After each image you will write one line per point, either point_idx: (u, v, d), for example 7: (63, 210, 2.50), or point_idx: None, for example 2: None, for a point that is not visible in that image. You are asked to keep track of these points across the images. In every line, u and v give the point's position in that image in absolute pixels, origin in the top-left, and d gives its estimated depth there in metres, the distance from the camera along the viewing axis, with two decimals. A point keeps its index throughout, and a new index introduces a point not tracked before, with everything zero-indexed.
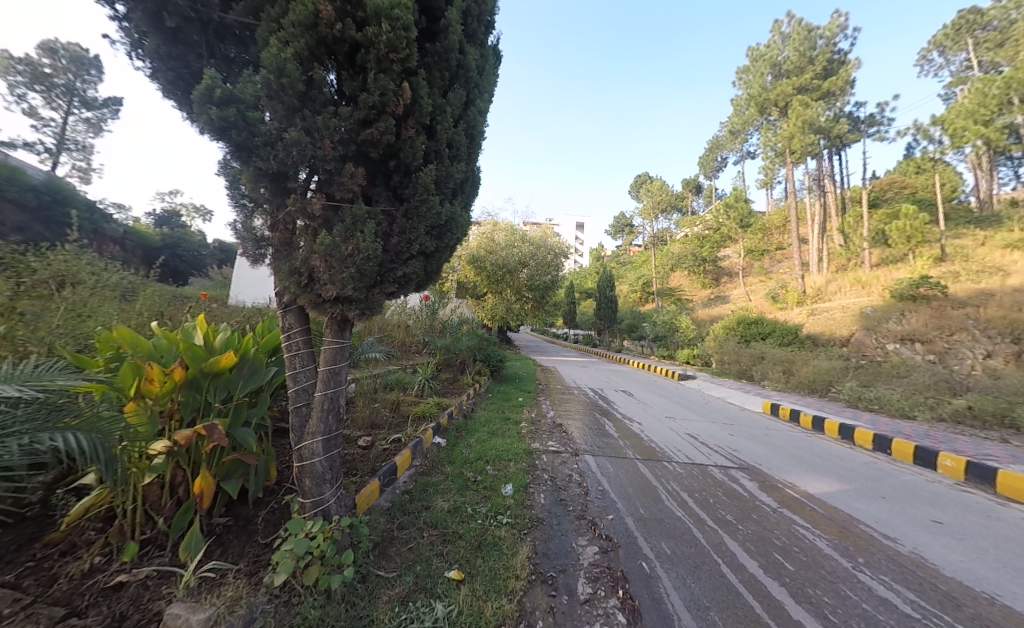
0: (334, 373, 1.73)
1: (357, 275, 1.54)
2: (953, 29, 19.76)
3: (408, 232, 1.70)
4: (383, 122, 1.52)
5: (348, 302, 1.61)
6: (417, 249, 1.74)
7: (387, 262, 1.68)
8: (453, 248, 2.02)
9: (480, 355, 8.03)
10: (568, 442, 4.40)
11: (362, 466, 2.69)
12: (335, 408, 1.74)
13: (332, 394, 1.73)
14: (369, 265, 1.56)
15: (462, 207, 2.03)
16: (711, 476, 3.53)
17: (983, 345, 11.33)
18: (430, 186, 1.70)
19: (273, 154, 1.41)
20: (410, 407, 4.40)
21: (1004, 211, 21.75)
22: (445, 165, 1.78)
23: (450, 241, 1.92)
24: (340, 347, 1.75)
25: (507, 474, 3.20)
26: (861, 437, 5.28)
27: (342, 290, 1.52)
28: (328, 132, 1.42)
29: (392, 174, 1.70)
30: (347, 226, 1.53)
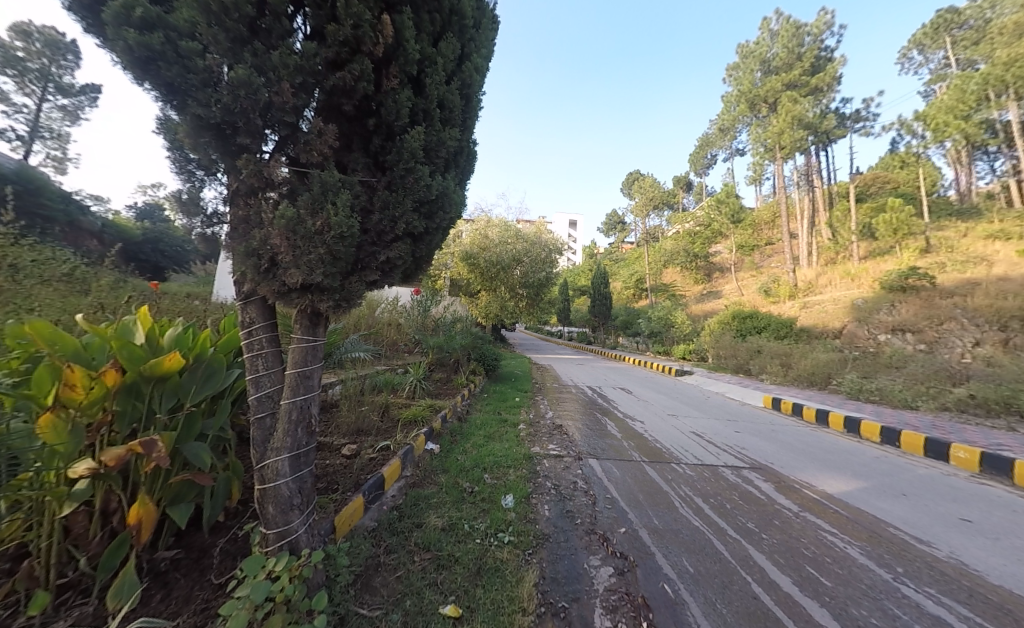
0: (304, 376, 1.44)
1: (328, 257, 1.25)
2: (931, 28, 20.10)
3: (393, 208, 1.42)
4: (357, 64, 1.25)
5: (318, 290, 1.32)
6: (403, 229, 1.46)
7: (366, 242, 1.39)
8: (444, 231, 1.74)
9: (475, 354, 7.79)
10: (570, 445, 4.15)
11: (344, 480, 2.40)
12: (306, 418, 1.45)
13: (303, 401, 1.44)
14: (342, 247, 1.27)
15: (455, 182, 1.76)
16: (725, 478, 3.32)
17: (972, 333, 11.39)
18: (417, 152, 1.42)
19: (213, 99, 1.12)
20: (400, 410, 4.12)
21: (982, 203, 22.21)
22: (435, 130, 1.51)
23: (443, 220, 1.64)
24: (312, 347, 1.46)
25: (507, 484, 2.95)
26: (867, 430, 5.10)
27: (309, 275, 1.23)
28: (285, 71, 1.15)
29: (371, 135, 1.43)
30: (314, 196, 1.24)
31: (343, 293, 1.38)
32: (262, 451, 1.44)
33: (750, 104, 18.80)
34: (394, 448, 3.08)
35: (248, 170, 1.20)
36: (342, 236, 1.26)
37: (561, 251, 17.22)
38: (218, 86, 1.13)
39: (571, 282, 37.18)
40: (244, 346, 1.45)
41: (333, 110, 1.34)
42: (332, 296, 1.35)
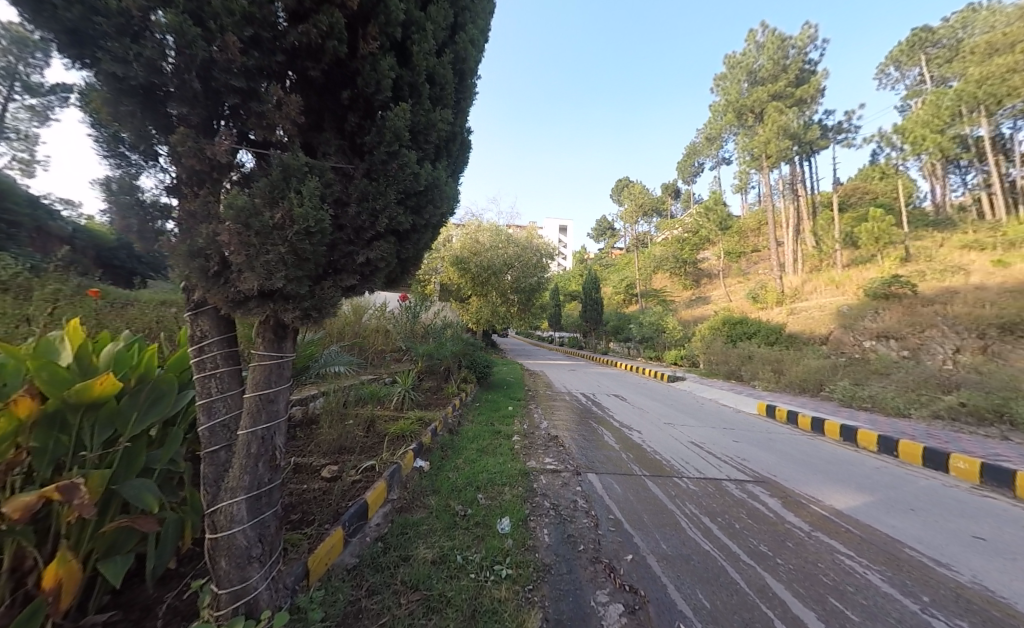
0: (267, 400, 1.31)
1: (292, 257, 1.07)
2: (907, 45, 20.78)
3: (373, 199, 1.25)
4: (324, 16, 1.07)
5: (285, 298, 1.15)
6: (385, 225, 1.28)
7: (341, 240, 1.22)
8: (434, 227, 1.56)
9: (466, 361, 7.59)
10: (567, 458, 3.96)
11: (322, 510, 2.17)
12: (268, 452, 1.31)
13: (267, 429, 1.31)
14: (310, 243, 1.10)
15: (447, 173, 1.58)
16: (729, 494, 3.17)
17: (953, 340, 11.62)
18: (402, 133, 1.25)
19: (133, 52, 0.96)
20: (387, 424, 3.88)
21: (956, 214, 23.03)
22: (424, 108, 1.34)
23: (433, 215, 1.46)
24: (276, 365, 1.33)
25: (502, 505, 2.75)
26: (864, 439, 5.04)
27: (271, 279, 1.06)
28: (229, 19, 0.97)
29: (347, 112, 1.27)
30: (275, 185, 1.06)
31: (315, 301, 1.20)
32: (215, 488, 1.30)
33: (736, 114, 19.11)
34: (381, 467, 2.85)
35: (182, 148, 1.03)
36: (309, 232, 1.09)
37: (552, 256, 17.14)
38: (140, 40, 0.97)
39: (562, 287, 37.21)
40: (194, 368, 1.31)
41: (299, 77, 1.17)
42: (298, 303, 1.17)
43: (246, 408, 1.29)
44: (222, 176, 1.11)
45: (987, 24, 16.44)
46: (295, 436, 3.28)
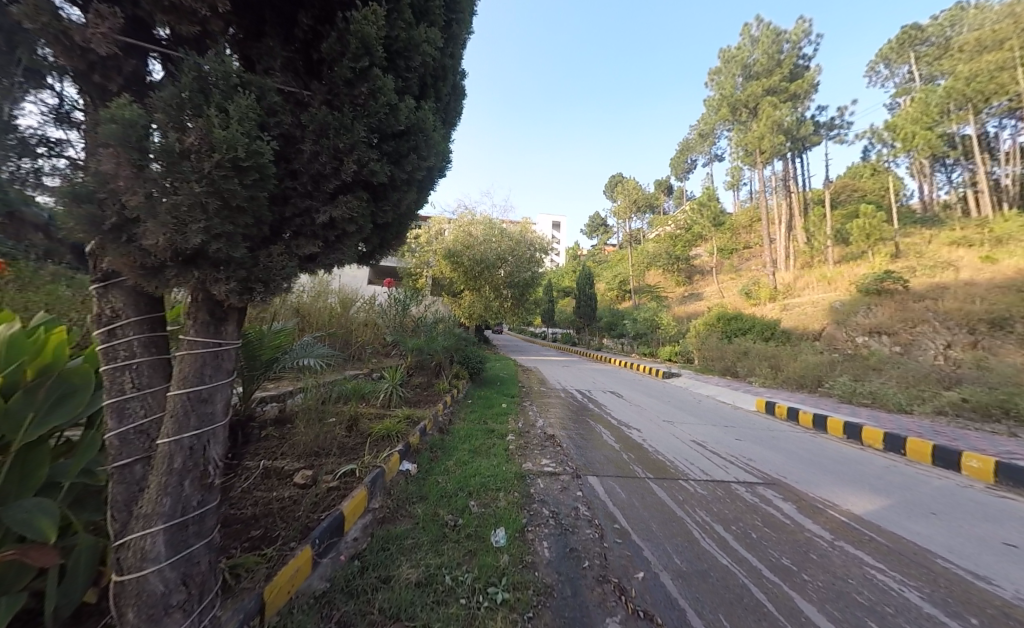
0: (200, 398, 1.05)
1: (223, 206, 0.86)
2: (897, 43, 20.82)
3: (343, 133, 1.05)
4: None
5: (230, 264, 0.96)
6: (355, 170, 1.09)
7: (294, 192, 1.05)
8: (417, 187, 1.34)
9: (458, 357, 7.34)
10: (566, 459, 3.71)
11: (287, 523, 1.87)
12: (199, 466, 1.06)
13: (198, 436, 1.05)
14: (247, 183, 0.88)
15: (434, 116, 1.40)
16: (742, 499, 2.95)
17: (944, 336, 11.68)
18: (375, 45, 1.06)
19: None
20: (371, 423, 3.60)
21: (943, 211, 23.36)
22: (402, 21, 1.15)
23: (417, 165, 1.28)
24: (210, 354, 1.08)
25: (497, 514, 2.48)
26: (869, 436, 4.89)
27: (184, 228, 0.83)
28: None
29: (297, 10, 1.07)
30: (183, 106, 0.83)
31: (259, 264, 1.00)
32: (128, 512, 1.04)
33: (730, 109, 18.95)
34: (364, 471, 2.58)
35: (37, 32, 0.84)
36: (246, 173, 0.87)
37: (546, 251, 16.86)
38: None
39: (555, 282, 37.04)
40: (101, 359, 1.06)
41: None
42: (232, 266, 0.96)
43: (169, 411, 1.03)
44: (107, 78, 0.97)
45: (976, 22, 16.53)
46: (269, 436, 2.97)
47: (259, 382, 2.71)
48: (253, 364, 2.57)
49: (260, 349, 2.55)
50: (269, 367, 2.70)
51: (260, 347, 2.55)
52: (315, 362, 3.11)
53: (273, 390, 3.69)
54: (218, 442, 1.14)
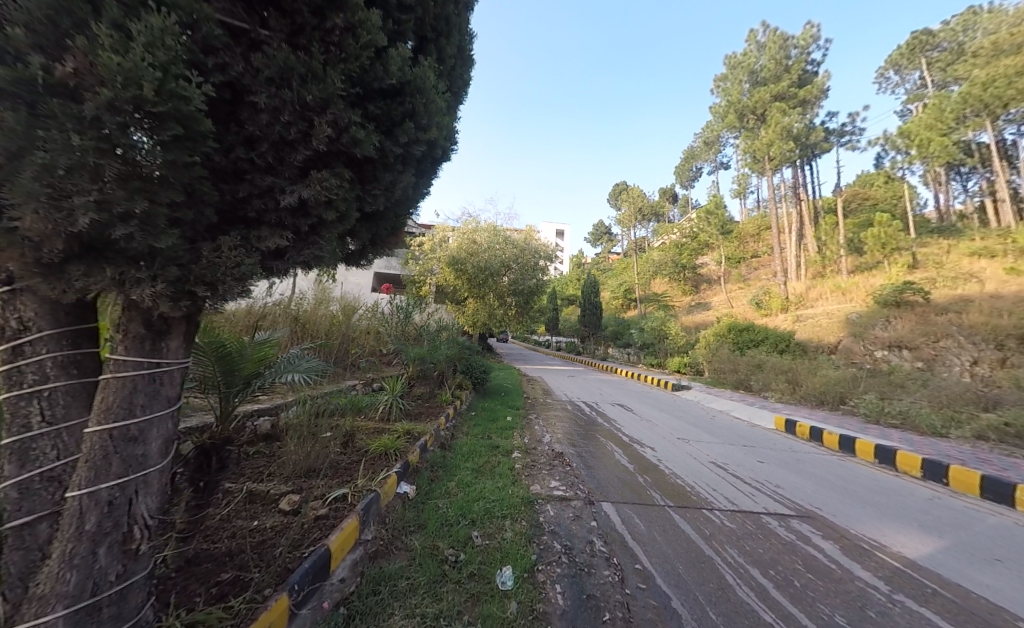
0: (123, 438, 1.03)
1: (126, 173, 0.84)
2: (906, 50, 20.42)
3: (325, 93, 1.11)
4: None
5: (158, 256, 0.93)
6: (326, 133, 1.13)
7: (249, 166, 1.11)
8: (408, 172, 1.46)
9: (461, 366, 7.11)
10: (577, 482, 3.44)
11: (270, 554, 1.65)
12: (122, 533, 1.04)
13: (118, 488, 1.03)
14: (175, 143, 0.89)
15: (435, 72, 1.47)
16: (777, 535, 2.64)
17: (969, 352, 11.16)
18: None
19: None
20: (368, 440, 3.39)
21: (960, 220, 22.81)
22: None
23: (413, 135, 1.38)
24: (134, 386, 1.06)
25: (502, 549, 2.21)
26: (905, 462, 4.53)
27: (63, 201, 0.80)
28: None
29: None
30: (59, 24, 0.80)
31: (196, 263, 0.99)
32: (22, 591, 1.03)
33: (737, 116, 18.69)
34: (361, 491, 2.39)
35: None
36: (179, 139, 0.90)
37: (551, 258, 16.62)
38: None
39: (560, 291, 36.74)
40: (5, 383, 1.04)
41: None
42: (156, 270, 0.93)
43: (87, 455, 1.01)
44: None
45: (990, 27, 16.22)
46: (253, 454, 2.74)
47: (238, 398, 2.50)
48: (231, 378, 2.35)
49: (240, 362, 2.33)
50: (250, 380, 2.49)
51: (238, 361, 2.32)
52: (303, 375, 2.88)
53: (258, 404, 3.44)
54: (150, 495, 1.12)
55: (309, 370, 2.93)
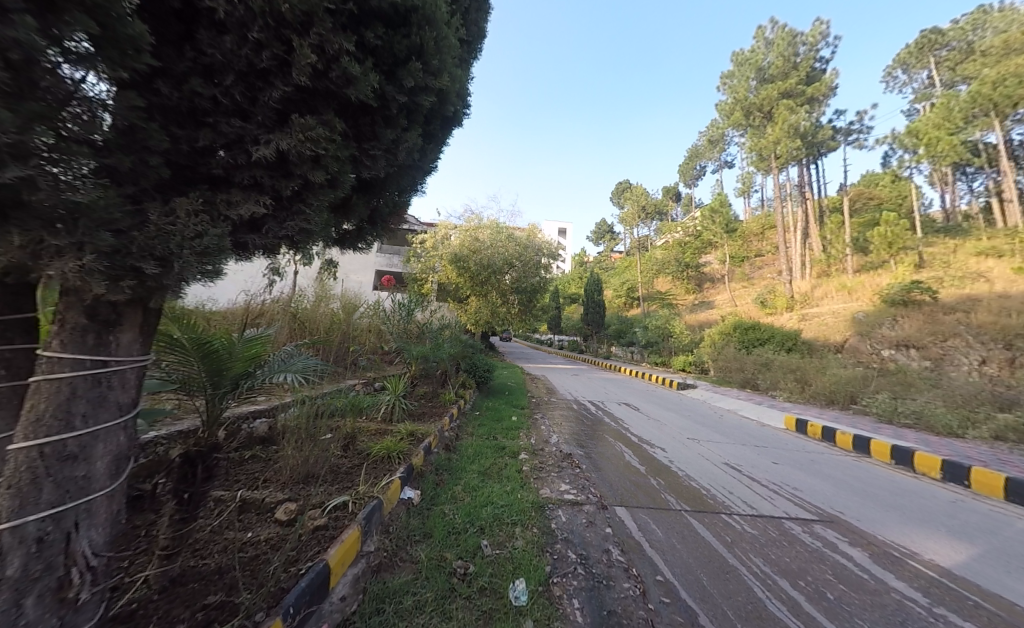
0: (57, 457, 1.00)
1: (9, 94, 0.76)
2: (915, 48, 20.18)
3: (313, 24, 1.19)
4: None
5: (84, 219, 0.89)
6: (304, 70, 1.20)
7: (204, 104, 1.16)
8: (405, 129, 1.65)
9: (464, 365, 7.01)
10: (588, 485, 3.30)
11: (267, 569, 1.52)
12: (56, 580, 0.98)
13: (50, 521, 0.98)
14: (103, 56, 0.87)
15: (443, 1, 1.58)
16: (803, 543, 2.50)
17: (978, 351, 10.99)
18: None
19: None
20: (370, 442, 3.29)
21: (965, 220, 22.61)
22: None
23: (414, 78, 1.54)
24: (64, 393, 1.03)
25: (514, 559, 2.08)
26: (923, 463, 4.39)
27: None
28: None
29: None
30: None
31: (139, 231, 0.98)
32: None
33: (743, 113, 18.49)
34: (364, 498, 2.28)
35: None
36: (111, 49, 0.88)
37: (554, 256, 16.48)
38: None
39: (562, 289, 36.59)
40: None
41: None
42: (80, 236, 0.89)
43: (14, 479, 0.96)
44: None
45: (1001, 25, 16.00)
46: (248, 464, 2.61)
47: (228, 400, 2.34)
48: (221, 378, 2.17)
49: (231, 362, 2.15)
50: (242, 378, 2.33)
51: (227, 361, 2.13)
52: (297, 375, 2.70)
53: (248, 409, 3.25)
54: (93, 529, 1.10)
55: (304, 369, 2.76)
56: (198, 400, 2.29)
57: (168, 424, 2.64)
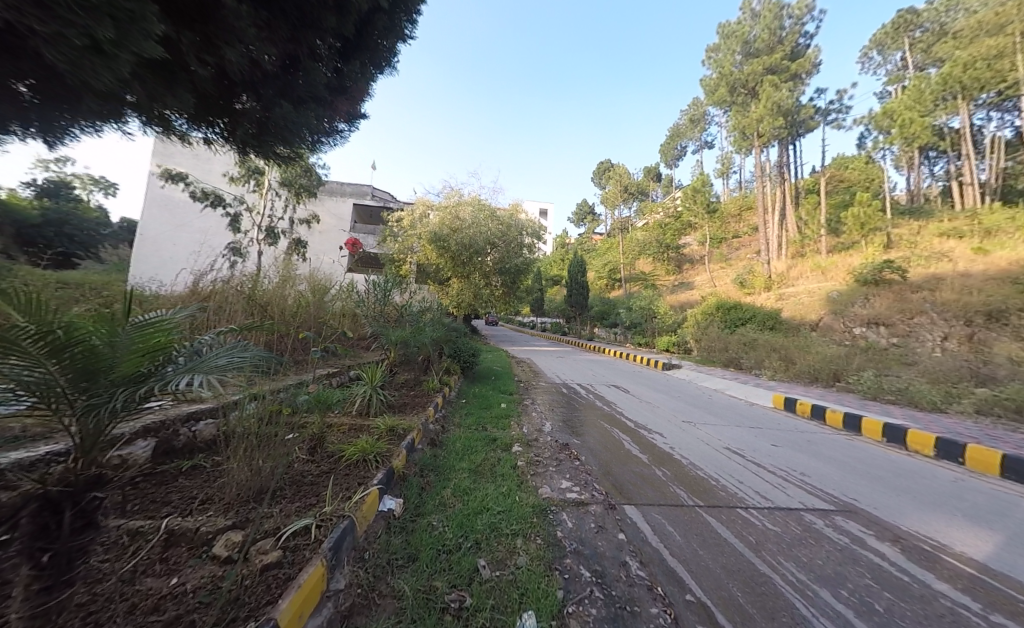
0: None
1: None
2: (891, 28, 20.22)
3: None
4: None
5: None
6: None
7: None
8: None
9: (448, 349, 6.63)
10: (591, 480, 3.01)
11: None
12: None
13: None
14: None
15: None
16: (830, 540, 2.28)
17: (941, 328, 11.39)
18: None
19: None
20: (344, 443, 2.88)
21: (930, 202, 23.42)
22: None
23: None
24: None
25: (518, 585, 1.73)
26: (915, 440, 4.36)
27: None
28: None
29: None
30: None
31: None
32: None
33: (728, 89, 18.20)
34: (331, 521, 1.94)
35: None
36: None
37: (538, 236, 16.01)
38: None
39: (544, 270, 36.42)
40: None
41: None
42: None
43: None
44: None
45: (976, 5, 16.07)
46: (184, 486, 2.18)
47: (120, 412, 1.45)
48: (96, 385, 1.32)
49: (116, 358, 1.33)
50: (137, 377, 1.49)
51: (107, 355, 1.31)
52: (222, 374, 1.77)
53: (182, 413, 2.76)
54: None
55: (233, 364, 1.81)
56: (61, 414, 1.36)
57: (59, 441, 2.11)
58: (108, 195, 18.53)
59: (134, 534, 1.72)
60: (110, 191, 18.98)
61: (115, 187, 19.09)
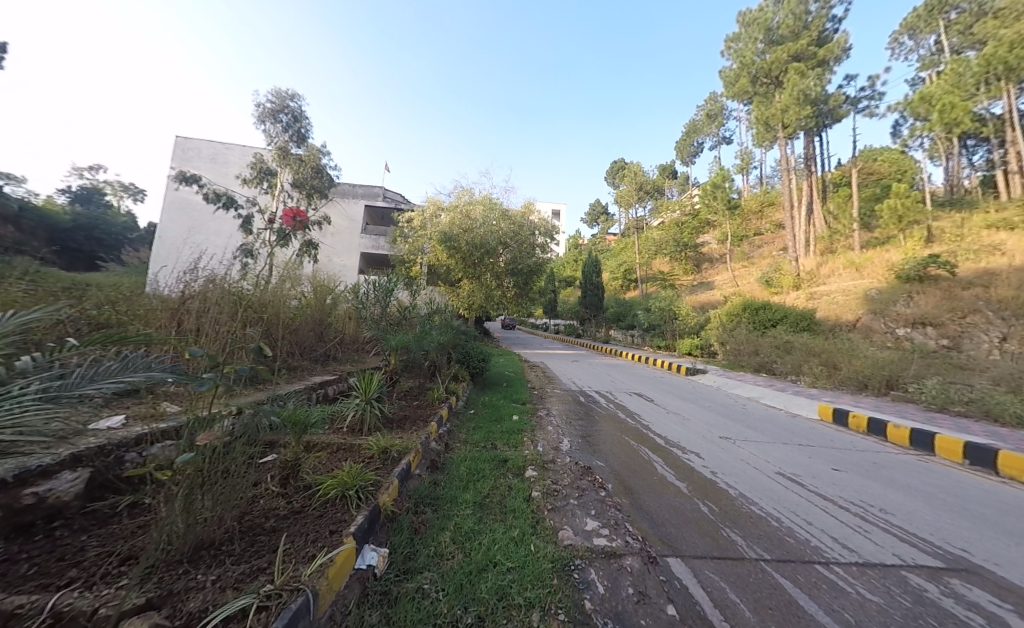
0: None
1: None
2: (924, 10, 18.98)
3: None
4: None
5: None
6: None
7: None
8: None
9: (457, 355, 6.19)
10: (625, 520, 2.47)
11: None
12: None
13: None
14: None
15: None
16: (962, 622, 1.68)
17: (999, 328, 10.37)
18: None
19: None
20: (325, 473, 2.36)
21: (972, 191, 21.86)
22: None
23: None
24: None
25: None
26: (1011, 463, 3.63)
27: None
28: None
29: None
30: None
31: None
32: None
33: (750, 80, 17.30)
34: (280, 596, 1.25)
35: None
36: None
37: (551, 235, 15.42)
38: None
39: (558, 272, 35.78)
40: None
41: None
42: None
43: None
44: None
45: None
46: (114, 534, 1.57)
47: None
48: None
49: None
50: None
51: None
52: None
53: (134, 431, 2.13)
54: None
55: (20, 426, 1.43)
56: None
57: None
58: (135, 200, 18.98)
59: (6, 618, 1.09)
60: (139, 196, 19.48)
61: (144, 193, 19.58)
